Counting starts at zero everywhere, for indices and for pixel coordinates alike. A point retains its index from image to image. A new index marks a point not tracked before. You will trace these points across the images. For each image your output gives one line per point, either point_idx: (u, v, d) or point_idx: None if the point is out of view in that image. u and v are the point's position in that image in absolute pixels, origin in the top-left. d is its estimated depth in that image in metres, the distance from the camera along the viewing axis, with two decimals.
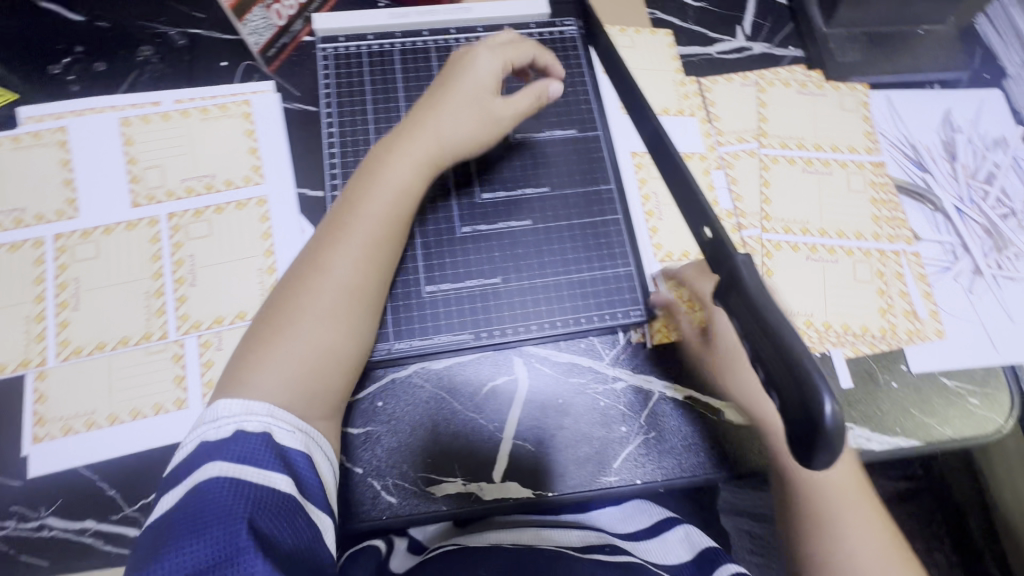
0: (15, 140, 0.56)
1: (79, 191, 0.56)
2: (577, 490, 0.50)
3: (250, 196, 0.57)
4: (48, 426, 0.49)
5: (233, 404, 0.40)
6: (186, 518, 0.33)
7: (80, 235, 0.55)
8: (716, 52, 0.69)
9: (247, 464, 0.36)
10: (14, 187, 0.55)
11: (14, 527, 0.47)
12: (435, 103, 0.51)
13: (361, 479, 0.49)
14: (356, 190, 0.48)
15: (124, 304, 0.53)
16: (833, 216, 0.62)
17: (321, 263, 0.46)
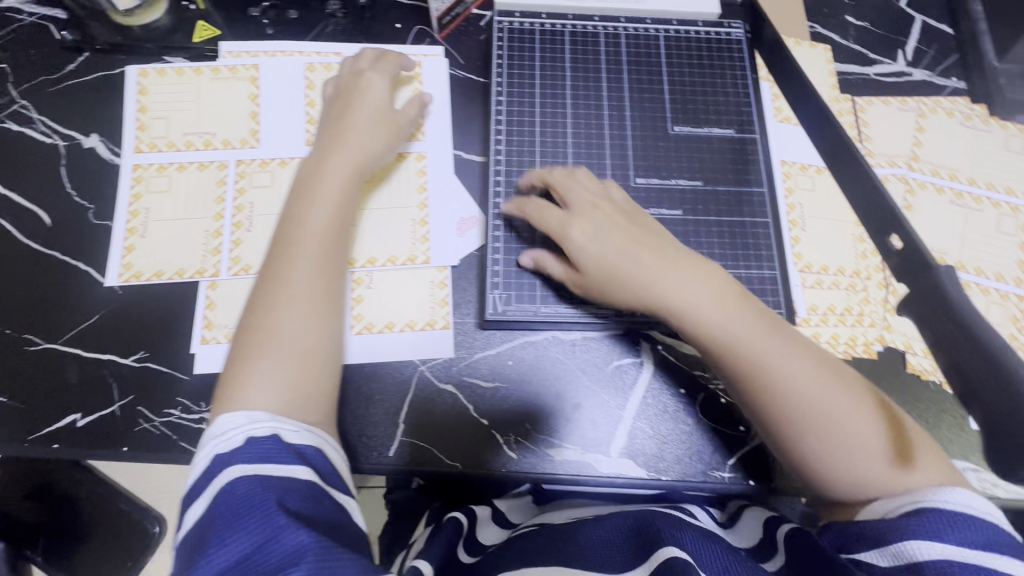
0: (215, 71, 0.61)
1: (262, 124, 0.60)
2: (686, 477, 0.53)
3: (411, 150, 0.61)
4: (216, 330, 0.54)
5: (237, 417, 0.42)
6: (222, 520, 0.36)
7: (258, 163, 0.59)
8: (874, 73, 0.68)
9: (263, 465, 0.39)
10: (207, 112, 0.60)
11: (178, 416, 0.52)
12: (336, 120, 0.55)
13: (487, 429, 0.54)
14: (297, 200, 0.51)
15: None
16: (975, 253, 0.60)
17: (269, 267, 0.48)
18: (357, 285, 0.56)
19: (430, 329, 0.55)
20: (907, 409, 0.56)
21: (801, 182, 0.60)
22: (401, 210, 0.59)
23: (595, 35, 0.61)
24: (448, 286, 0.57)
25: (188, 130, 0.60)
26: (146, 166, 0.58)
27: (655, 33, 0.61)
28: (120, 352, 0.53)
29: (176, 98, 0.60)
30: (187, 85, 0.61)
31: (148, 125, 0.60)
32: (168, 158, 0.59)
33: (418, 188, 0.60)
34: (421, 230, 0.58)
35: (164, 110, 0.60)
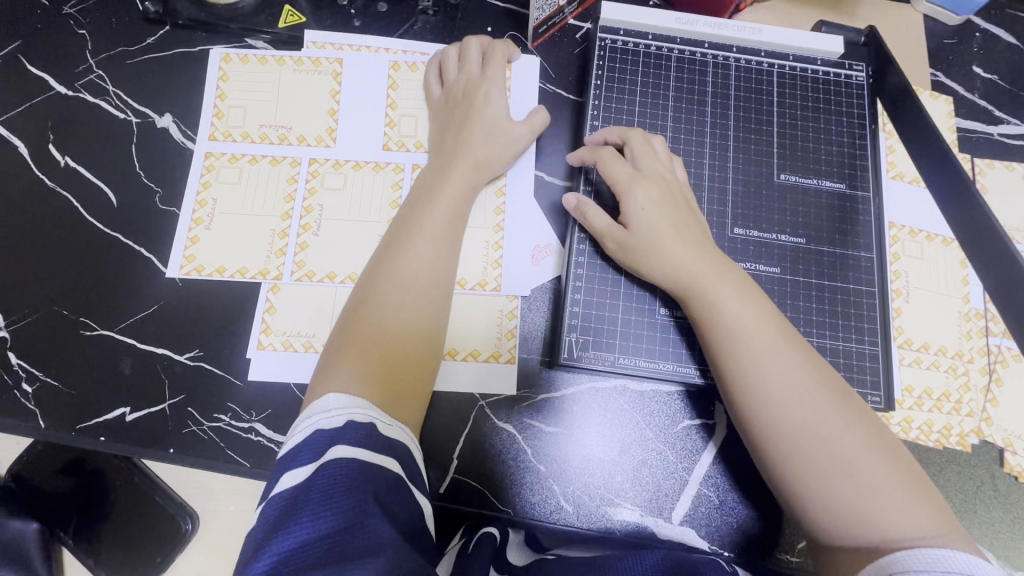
0: (296, 61, 0.58)
1: (340, 122, 0.57)
2: (745, 558, 0.49)
3: None
4: (272, 336, 0.52)
5: (341, 397, 0.40)
6: (317, 493, 0.33)
7: (332, 163, 0.56)
8: (999, 133, 0.62)
9: (365, 450, 0.36)
10: (285, 103, 0.57)
11: (228, 422, 0.50)
12: (456, 124, 0.54)
13: (543, 477, 0.51)
14: (416, 204, 0.51)
15: (359, 243, 0.54)
16: None
17: (384, 267, 0.47)
18: None
19: (495, 361, 0.53)
20: (1001, 514, 0.51)
21: (908, 248, 0.55)
22: (476, 230, 0.56)
23: (703, 63, 0.57)
24: (517, 317, 0.54)
25: (264, 122, 0.57)
26: (217, 154, 0.56)
27: (769, 67, 0.57)
28: (174, 348, 0.51)
29: (254, 86, 0.58)
30: (267, 72, 0.58)
31: (224, 113, 0.57)
32: (241, 149, 0.56)
33: (495, 208, 0.56)
34: (495, 254, 0.55)
35: (241, 97, 0.58)
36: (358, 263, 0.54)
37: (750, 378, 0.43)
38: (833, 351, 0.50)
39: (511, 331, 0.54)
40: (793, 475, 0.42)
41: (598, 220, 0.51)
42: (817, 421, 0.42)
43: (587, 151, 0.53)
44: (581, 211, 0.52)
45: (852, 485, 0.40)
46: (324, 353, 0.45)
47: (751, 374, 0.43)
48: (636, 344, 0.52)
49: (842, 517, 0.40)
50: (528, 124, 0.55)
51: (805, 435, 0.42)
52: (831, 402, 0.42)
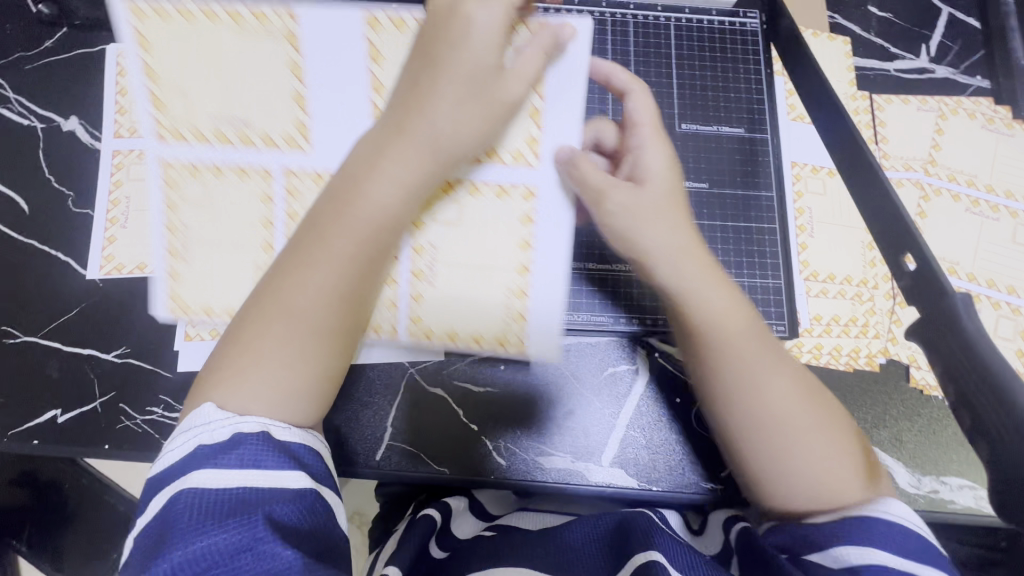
0: (236, 18, 0.42)
1: (312, 115, 0.44)
2: (678, 492, 0.52)
3: (517, 182, 0.44)
4: (199, 327, 0.53)
5: (218, 407, 0.37)
6: (185, 520, 0.33)
7: (310, 176, 0.45)
8: (895, 69, 0.64)
9: (247, 467, 0.35)
10: (238, 88, 0.43)
11: (162, 413, 0.51)
12: (412, 85, 0.39)
13: (476, 435, 0.52)
14: (351, 175, 0.39)
15: (462, 280, 0.45)
16: (987, 264, 0.57)
17: (299, 261, 0.39)
18: None
19: (452, 341, 0.47)
20: (908, 425, 0.54)
21: (811, 185, 0.58)
22: (490, 267, 0.45)
23: (602, 22, 0.58)
24: (526, 318, 0.46)
25: (215, 115, 0.44)
26: (180, 163, 0.44)
27: (666, 21, 0.58)
28: (101, 346, 0.52)
29: (195, 65, 0.43)
30: (197, 33, 0.42)
31: (169, 107, 0.43)
32: (197, 154, 0.44)
33: (495, 192, 0.44)
34: (519, 303, 0.45)
35: (185, 89, 0.43)
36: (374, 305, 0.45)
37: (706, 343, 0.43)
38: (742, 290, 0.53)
39: (503, 338, 0.46)
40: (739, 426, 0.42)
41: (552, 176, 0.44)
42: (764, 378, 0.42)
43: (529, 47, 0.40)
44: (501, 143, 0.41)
45: (796, 450, 0.41)
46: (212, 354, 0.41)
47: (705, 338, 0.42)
48: None
49: (784, 479, 0.41)
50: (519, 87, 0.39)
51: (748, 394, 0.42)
52: (771, 361, 0.42)
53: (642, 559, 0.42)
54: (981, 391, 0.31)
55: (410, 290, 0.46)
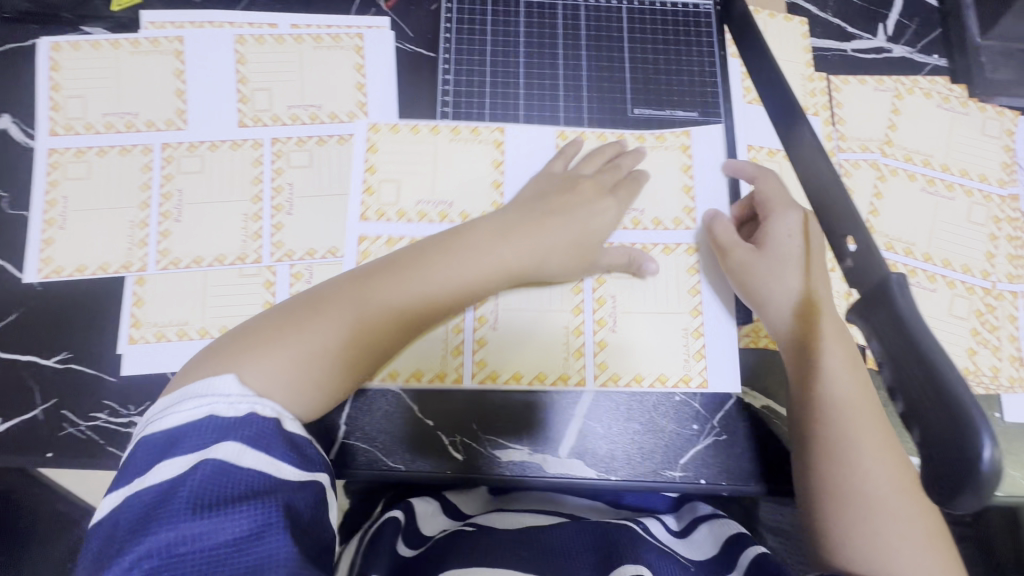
0: (454, 132, 0.57)
1: (506, 194, 0.56)
2: (639, 481, 0.52)
3: (680, 240, 0.56)
4: (143, 329, 0.51)
5: (243, 383, 0.39)
6: (195, 490, 0.33)
7: (384, 241, 0.54)
8: (852, 49, 0.63)
9: (259, 450, 0.36)
10: (448, 180, 0.56)
11: (105, 419, 0.49)
12: (510, 213, 0.52)
13: (432, 431, 0.52)
14: (437, 245, 0.49)
15: (654, 332, 0.54)
16: (942, 243, 0.57)
17: (392, 277, 0.46)
18: (295, 280, 0.53)
19: (563, 383, 0.53)
20: None
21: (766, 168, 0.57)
22: (672, 317, 0.54)
23: (554, 10, 0.60)
24: (704, 357, 0.54)
25: (419, 201, 0.56)
26: (373, 238, 0.54)
27: (617, 8, 0.60)
28: (41, 353, 0.51)
29: (409, 162, 0.56)
30: (420, 147, 0.56)
31: (376, 189, 0.55)
32: (397, 230, 0.55)
33: (688, 268, 0.56)
34: (695, 343, 0.54)
35: (394, 173, 0.56)
36: (557, 337, 0.54)
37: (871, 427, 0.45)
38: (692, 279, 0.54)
39: (618, 376, 0.53)
40: (822, 478, 0.46)
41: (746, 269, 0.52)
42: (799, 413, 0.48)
43: (556, 200, 0.54)
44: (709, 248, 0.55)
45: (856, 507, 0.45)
46: (217, 339, 0.44)
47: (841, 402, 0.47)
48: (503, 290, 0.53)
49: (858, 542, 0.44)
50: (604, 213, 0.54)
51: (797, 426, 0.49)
52: (856, 418, 0.46)
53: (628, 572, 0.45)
54: (913, 370, 0.30)
55: (594, 339, 0.54)
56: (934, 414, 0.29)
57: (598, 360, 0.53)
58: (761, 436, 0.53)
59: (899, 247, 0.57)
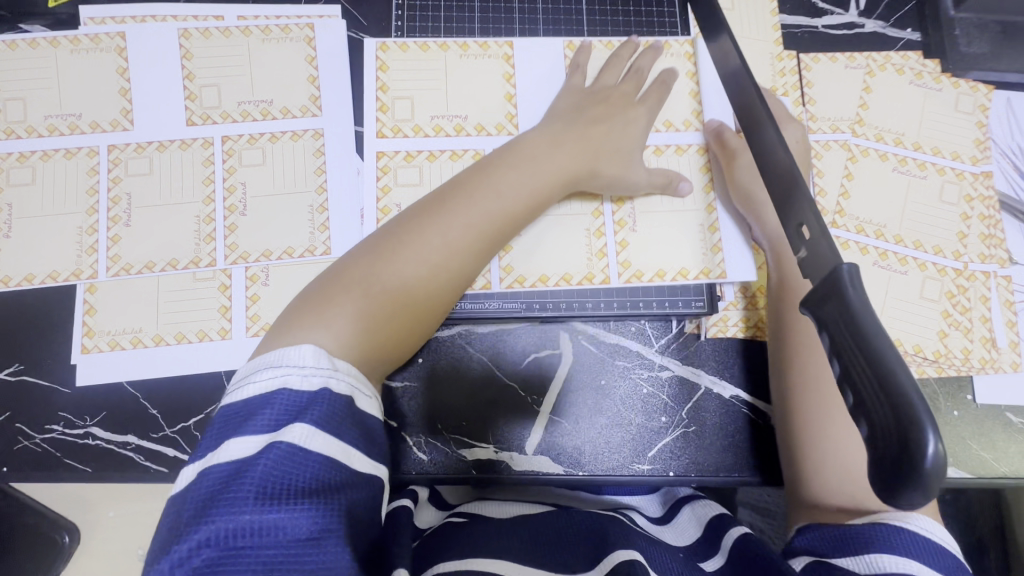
0: (464, 48, 0.56)
1: (519, 107, 0.56)
2: (609, 476, 0.51)
3: (690, 142, 0.57)
4: (96, 338, 0.50)
5: (319, 354, 0.38)
6: (264, 473, 0.33)
7: (403, 157, 0.54)
8: (823, 26, 0.61)
9: (329, 433, 0.35)
10: (460, 93, 0.56)
11: (61, 431, 0.49)
12: (490, 164, 0.50)
13: (396, 432, 0.52)
14: (479, 173, 0.49)
15: (671, 232, 0.55)
16: (914, 225, 0.56)
17: (444, 206, 0.47)
18: (251, 283, 0.52)
19: (590, 283, 0.54)
20: None
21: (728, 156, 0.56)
22: (687, 214, 0.55)
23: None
24: (721, 250, 0.55)
25: (436, 114, 0.55)
26: (391, 154, 0.54)
27: None
28: None
29: (421, 77, 0.55)
30: (434, 63, 0.56)
31: (391, 108, 0.55)
32: (416, 145, 0.54)
33: (699, 167, 0.57)
34: (712, 237, 0.55)
35: (406, 90, 0.55)
36: (578, 239, 0.54)
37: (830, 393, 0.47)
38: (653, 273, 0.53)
39: (642, 272, 0.54)
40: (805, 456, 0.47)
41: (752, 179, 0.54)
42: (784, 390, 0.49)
43: (545, 142, 0.51)
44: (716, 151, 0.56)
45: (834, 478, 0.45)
46: (287, 308, 0.44)
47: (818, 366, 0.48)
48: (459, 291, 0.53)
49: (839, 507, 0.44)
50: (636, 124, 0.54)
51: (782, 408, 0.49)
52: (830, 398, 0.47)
53: (621, 556, 0.44)
54: (861, 366, 0.29)
55: (616, 240, 0.54)
56: (882, 412, 0.28)
57: (621, 259, 0.54)
58: (731, 427, 0.53)
59: (869, 230, 0.56)
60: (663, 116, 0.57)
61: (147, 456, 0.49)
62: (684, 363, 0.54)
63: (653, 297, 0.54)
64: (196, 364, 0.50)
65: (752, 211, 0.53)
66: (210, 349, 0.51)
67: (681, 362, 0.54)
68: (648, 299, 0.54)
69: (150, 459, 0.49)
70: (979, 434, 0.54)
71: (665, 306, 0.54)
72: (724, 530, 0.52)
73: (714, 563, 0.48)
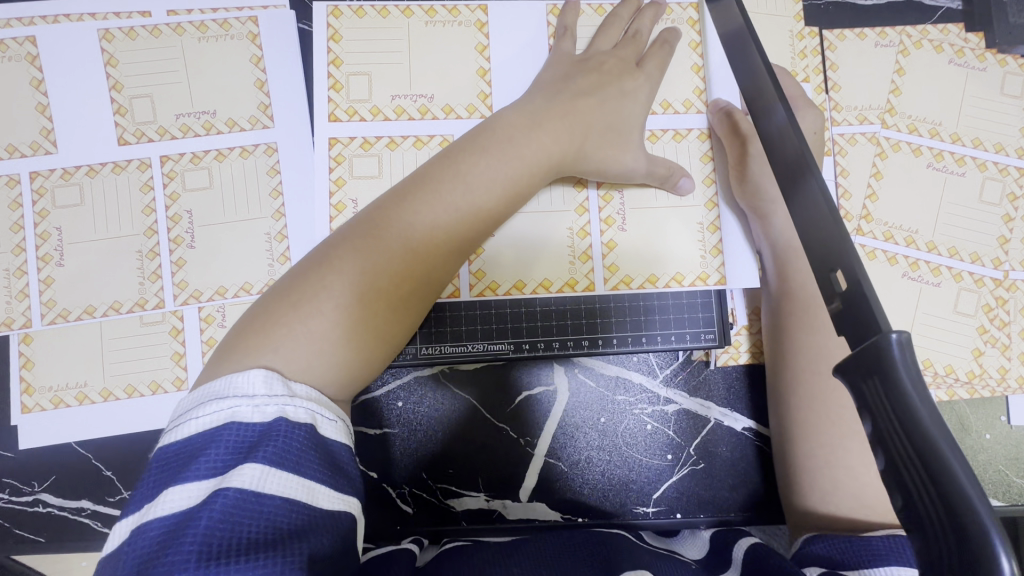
0: (430, 12, 0.48)
1: (494, 86, 0.48)
2: (610, 520, 0.48)
3: (691, 127, 0.49)
4: (36, 396, 0.45)
5: (272, 379, 0.31)
6: (207, 530, 0.26)
7: (359, 143, 0.47)
8: None
9: (288, 471, 0.28)
10: (423, 72, 0.48)
11: (10, 498, 0.45)
12: (460, 150, 0.42)
13: (377, 483, 0.48)
14: (450, 159, 0.42)
15: (669, 231, 0.48)
16: (949, 229, 0.50)
17: (406, 201, 0.40)
18: (206, 325, 0.46)
19: (571, 290, 0.47)
20: None
21: None
22: (686, 212, 0.48)
23: None
24: (721, 252, 0.48)
25: (397, 91, 0.47)
26: (345, 140, 0.47)
27: None
28: None
29: (379, 50, 0.47)
30: (392, 34, 0.48)
31: (345, 84, 0.47)
32: (374, 130, 0.47)
33: (701, 156, 0.49)
34: (712, 238, 0.48)
35: (363, 64, 0.47)
36: (559, 243, 0.47)
37: (852, 422, 0.42)
38: (654, 303, 0.48)
39: (631, 277, 0.47)
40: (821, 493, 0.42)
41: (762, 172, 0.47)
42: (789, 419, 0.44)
43: (521, 126, 0.43)
44: (721, 137, 0.48)
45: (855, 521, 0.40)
46: (224, 338, 0.36)
47: (838, 391, 0.42)
48: (440, 330, 0.47)
49: None
50: (631, 110, 0.47)
51: (788, 439, 0.44)
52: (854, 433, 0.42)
53: None
54: (924, 489, 0.20)
55: (602, 240, 0.48)
56: (947, 563, 0.20)
57: (608, 262, 0.47)
58: (742, 465, 0.49)
59: (899, 237, 0.50)
60: (659, 95, 0.49)
61: (104, 522, 0.45)
62: (692, 396, 0.49)
63: (658, 329, 0.48)
64: (147, 421, 0.45)
65: (762, 220, 0.47)
66: (164, 403, 0.46)
67: (688, 395, 0.49)
68: (653, 332, 0.48)
69: (108, 525, 0.45)
70: (1012, 458, 0.50)
71: (672, 340, 0.48)
72: (733, 542, 0.42)
73: None
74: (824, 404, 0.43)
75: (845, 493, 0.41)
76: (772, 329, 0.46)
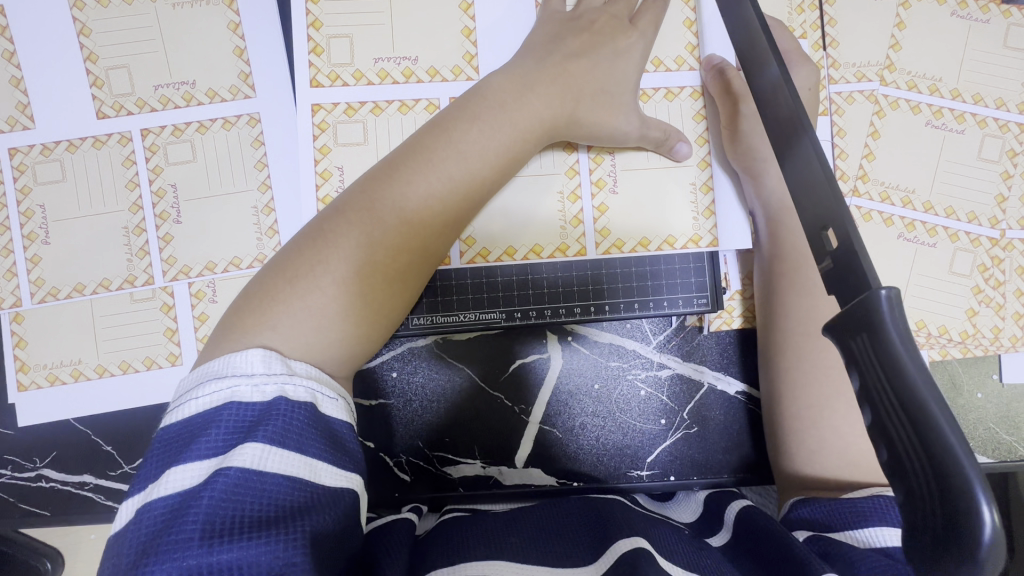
0: None
1: (480, 46, 0.47)
2: (604, 484, 0.48)
3: (684, 86, 0.48)
4: (32, 373, 0.45)
5: (270, 358, 0.31)
6: (210, 508, 0.26)
7: (344, 110, 0.45)
8: None
9: (289, 449, 0.28)
10: (407, 33, 0.46)
11: (13, 474, 0.46)
12: (448, 117, 0.41)
13: (376, 453, 0.48)
14: (439, 126, 0.41)
15: (662, 195, 0.47)
16: (945, 189, 0.49)
17: (396, 171, 0.39)
18: (197, 301, 0.46)
19: (562, 256, 0.46)
20: None
21: None
22: (680, 175, 0.47)
23: None
24: (714, 215, 0.47)
25: (380, 54, 0.46)
26: (329, 106, 0.45)
27: None
28: None
29: (361, 13, 0.46)
30: None
31: (325, 47, 0.45)
32: (358, 96, 0.46)
33: (693, 115, 0.47)
34: (704, 200, 0.47)
35: (344, 28, 0.46)
36: (550, 208, 0.47)
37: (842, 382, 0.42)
38: (647, 269, 0.48)
39: (622, 241, 0.46)
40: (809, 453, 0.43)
41: (755, 133, 0.46)
42: (780, 383, 0.44)
43: (509, 90, 0.42)
44: (714, 95, 0.47)
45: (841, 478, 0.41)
46: (223, 316, 0.36)
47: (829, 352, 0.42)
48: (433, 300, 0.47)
49: None
50: (621, 71, 0.45)
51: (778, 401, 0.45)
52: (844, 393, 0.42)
53: (625, 546, 0.34)
54: (911, 448, 0.20)
55: (593, 205, 0.47)
56: (928, 519, 0.20)
57: (599, 227, 0.47)
58: (735, 428, 0.49)
59: (895, 197, 0.49)
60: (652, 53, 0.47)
61: (107, 495, 0.46)
62: (685, 361, 0.50)
63: (650, 295, 0.48)
64: (142, 396, 0.46)
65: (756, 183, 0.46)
66: (158, 379, 0.46)
67: (681, 360, 0.49)
68: (646, 298, 0.48)
69: (111, 498, 0.46)
70: (1003, 417, 0.50)
71: (664, 306, 0.48)
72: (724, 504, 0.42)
73: (719, 540, 0.40)
74: (816, 365, 0.43)
75: (832, 451, 0.41)
76: (764, 293, 0.46)
